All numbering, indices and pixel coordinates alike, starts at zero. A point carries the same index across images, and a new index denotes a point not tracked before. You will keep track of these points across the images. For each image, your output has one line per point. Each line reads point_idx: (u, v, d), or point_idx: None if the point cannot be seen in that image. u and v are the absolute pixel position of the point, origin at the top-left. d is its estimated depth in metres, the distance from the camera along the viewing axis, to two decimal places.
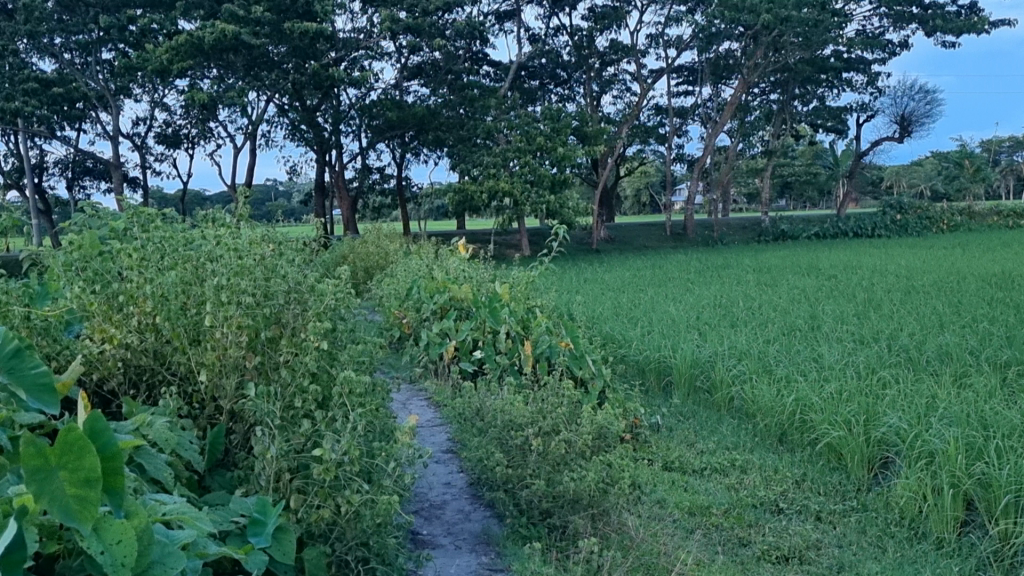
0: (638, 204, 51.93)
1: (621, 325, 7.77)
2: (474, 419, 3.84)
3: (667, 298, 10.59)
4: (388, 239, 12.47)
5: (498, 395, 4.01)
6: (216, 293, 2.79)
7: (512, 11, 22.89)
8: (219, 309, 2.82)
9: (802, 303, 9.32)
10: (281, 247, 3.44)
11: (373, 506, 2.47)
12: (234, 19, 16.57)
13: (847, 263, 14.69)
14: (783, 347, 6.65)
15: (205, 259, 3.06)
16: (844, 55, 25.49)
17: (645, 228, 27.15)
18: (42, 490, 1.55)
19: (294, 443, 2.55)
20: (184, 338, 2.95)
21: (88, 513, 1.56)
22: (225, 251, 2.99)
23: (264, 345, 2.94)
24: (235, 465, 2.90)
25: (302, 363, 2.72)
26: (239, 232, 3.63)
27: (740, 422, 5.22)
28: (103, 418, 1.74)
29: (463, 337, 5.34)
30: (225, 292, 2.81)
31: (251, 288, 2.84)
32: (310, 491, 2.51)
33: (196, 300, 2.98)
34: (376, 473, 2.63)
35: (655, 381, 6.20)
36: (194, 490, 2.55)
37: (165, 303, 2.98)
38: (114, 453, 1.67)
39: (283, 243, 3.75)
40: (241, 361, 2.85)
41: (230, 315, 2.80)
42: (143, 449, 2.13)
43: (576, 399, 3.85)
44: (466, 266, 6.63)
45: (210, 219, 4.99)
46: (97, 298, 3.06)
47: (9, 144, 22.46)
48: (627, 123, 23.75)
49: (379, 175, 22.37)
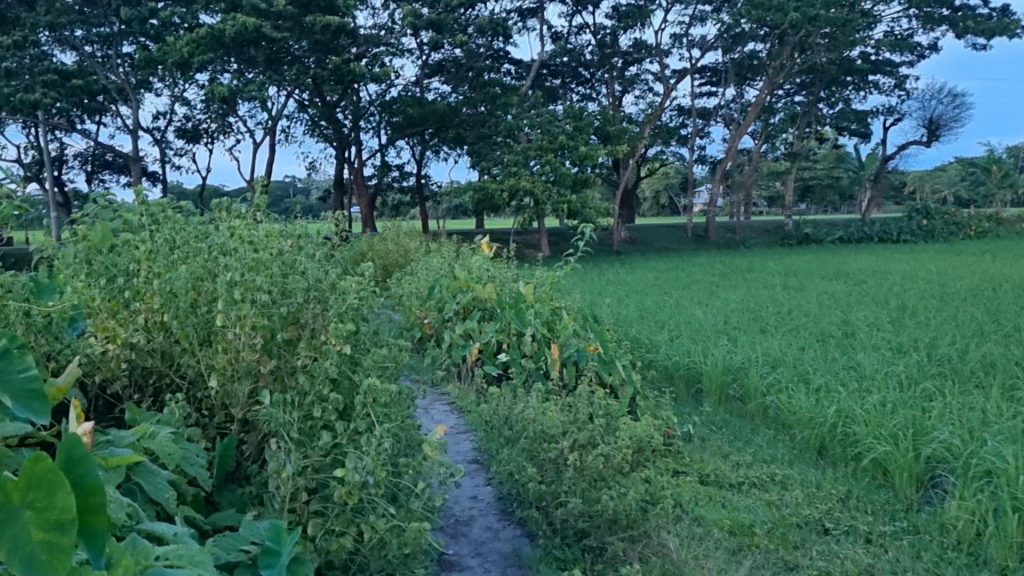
0: (657, 206, 51.61)
1: (647, 329, 7.54)
2: (502, 428, 3.63)
3: (692, 301, 10.37)
4: (407, 237, 12.33)
5: (526, 401, 3.77)
6: (230, 290, 2.58)
7: (536, 8, 22.66)
8: (232, 307, 2.61)
9: (832, 309, 9.08)
10: (300, 240, 3.24)
11: (399, 533, 2.27)
12: (255, 13, 16.47)
13: (876, 269, 14.38)
14: (819, 354, 6.41)
15: (219, 252, 2.85)
16: (871, 57, 25.15)
17: (666, 230, 26.87)
18: (6, 537, 1.36)
19: (312, 459, 2.34)
20: (194, 337, 2.75)
21: (59, 565, 1.35)
22: (241, 245, 2.78)
23: (280, 349, 2.71)
24: (246, 478, 2.71)
25: (323, 370, 2.51)
26: (257, 224, 3.44)
27: (777, 433, 4.98)
28: (85, 444, 1.53)
29: (487, 339, 5.11)
30: (240, 288, 2.60)
31: (268, 284, 2.63)
32: (329, 514, 2.32)
33: (207, 298, 2.78)
34: (401, 494, 2.43)
35: (685, 387, 5.98)
36: (200, 509, 2.34)
37: (172, 301, 2.79)
38: (94, 490, 1.47)
39: (302, 237, 3.55)
40: (256, 366, 2.65)
41: (245, 316, 2.59)
42: (141, 469, 1.93)
43: (611, 409, 3.64)
44: (488, 264, 6.44)
45: (227, 211, 4.83)
46: (103, 293, 2.88)
47: (30, 137, 22.51)
48: (650, 123, 23.48)
49: (398, 172, 22.25)
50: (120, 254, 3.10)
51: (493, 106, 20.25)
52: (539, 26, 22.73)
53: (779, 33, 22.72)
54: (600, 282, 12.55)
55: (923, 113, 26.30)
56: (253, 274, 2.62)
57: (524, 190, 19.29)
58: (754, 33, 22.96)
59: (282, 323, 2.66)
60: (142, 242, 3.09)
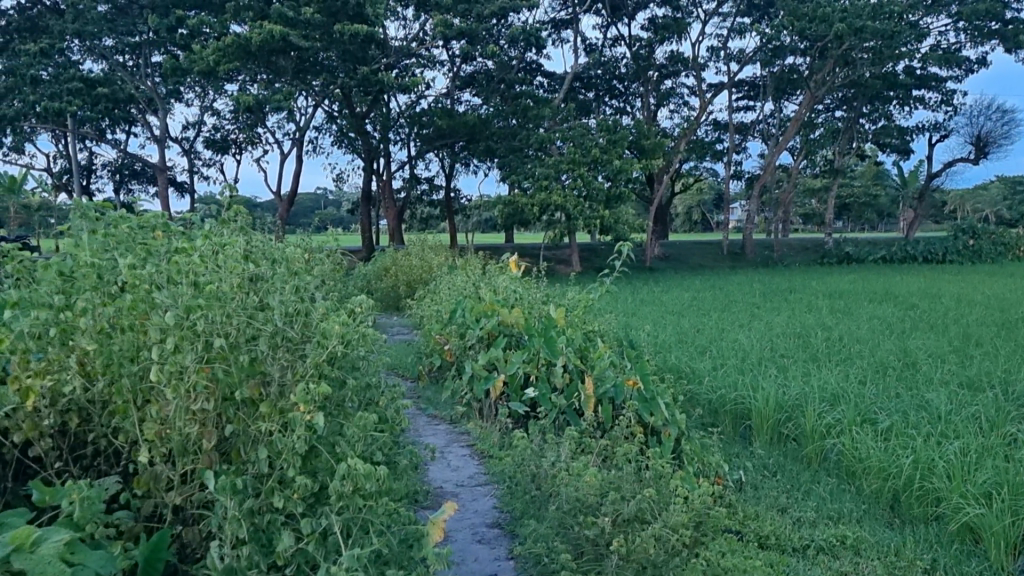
0: (689, 222, 50.72)
1: (686, 355, 7.00)
2: (533, 491, 3.26)
3: (734, 323, 9.79)
4: (434, 251, 11.85)
5: (560, 457, 3.37)
6: (166, 339, 2.32)
7: (570, 19, 22.21)
8: (170, 358, 2.35)
9: (886, 336, 8.47)
10: (276, 263, 2.99)
11: None
12: (284, 21, 16.17)
13: (927, 291, 13.66)
14: (880, 388, 5.82)
15: (161, 285, 2.60)
16: (915, 72, 24.39)
17: (701, 247, 26.22)
18: None
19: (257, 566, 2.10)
20: (129, 394, 2.50)
21: None
22: (185, 281, 2.51)
23: (239, 410, 2.42)
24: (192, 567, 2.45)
25: (289, 444, 2.28)
26: (230, 244, 3.15)
27: (839, 483, 4.42)
28: None
29: (514, 371, 4.54)
30: (176, 338, 2.35)
31: (221, 327, 2.37)
32: None
33: (145, 348, 2.55)
34: None
35: (731, 425, 5.41)
36: None
37: (109, 347, 2.59)
38: None
39: (282, 261, 3.20)
40: (202, 438, 2.38)
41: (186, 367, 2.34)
42: None
43: (661, 474, 3.20)
44: (515, 285, 5.92)
45: (228, 224, 4.42)
46: (28, 336, 2.68)
47: (60, 145, 22.46)
48: (685, 137, 22.90)
49: (427, 185, 21.88)
50: (57, 285, 2.88)
51: (525, 118, 19.81)
52: (573, 38, 22.27)
53: (821, 47, 22.10)
54: (635, 303, 12.00)
55: (970, 129, 25.46)
56: (205, 315, 2.37)
57: (555, 205, 18.78)
58: (794, 47, 22.35)
59: (241, 374, 2.39)
60: (84, 270, 2.85)
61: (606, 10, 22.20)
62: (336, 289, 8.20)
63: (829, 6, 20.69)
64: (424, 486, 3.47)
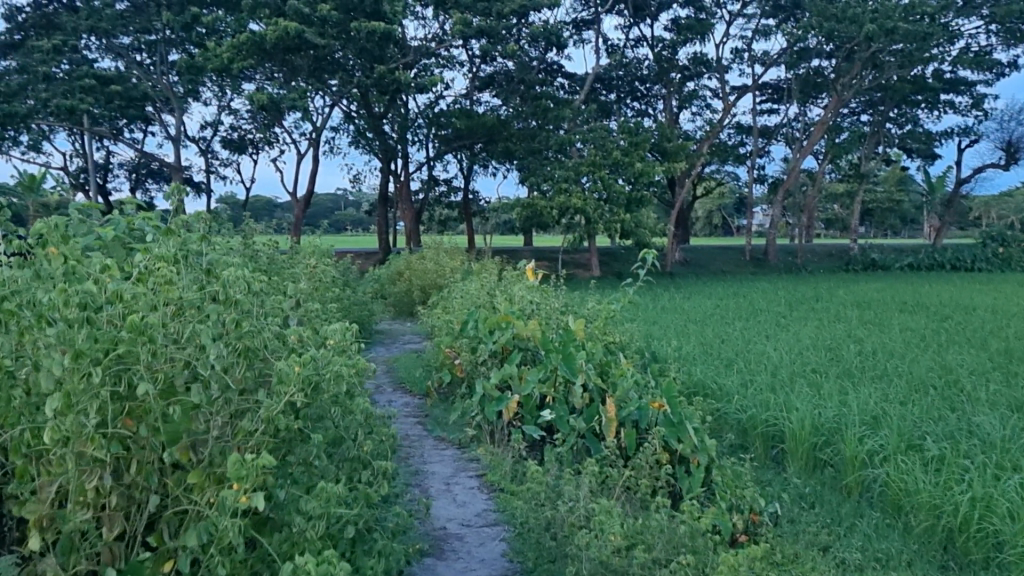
0: (710, 226, 50.07)
1: (710, 369, 6.64)
2: (548, 544, 2.94)
3: (760, 334, 9.39)
4: (449, 255, 11.52)
5: (581, 503, 3.05)
6: (59, 401, 2.24)
7: (592, 18, 21.84)
8: (64, 419, 2.27)
9: (921, 349, 8.06)
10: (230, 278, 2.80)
11: None
12: (300, 18, 15.93)
13: (960, 301, 13.16)
14: (923, 409, 5.42)
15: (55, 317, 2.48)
16: (945, 75, 23.84)
17: (723, 252, 25.73)
18: None
19: None
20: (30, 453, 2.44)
21: None
22: (79, 316, 2.37)
23: (160, 479, 2.46)
24: None
25: (223, 524, 2.30)
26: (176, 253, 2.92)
27: (885, 518, 4.04)
28: None
29: (529, 391, 4.15)
30: (70, 395, 2.27)
31: (143, 375, 2.34)
32: None
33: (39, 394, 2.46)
34: None
35: (761, 450, 5.03)
36: None
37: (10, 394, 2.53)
38: None
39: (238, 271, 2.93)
40: (103, 526, 2.44)
41: (105, 420, 2.34)
42: None
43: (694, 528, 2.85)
44: (532, 293, 5.57)
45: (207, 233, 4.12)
46: None
47: (77, 144, 22.38)
48: (708, 140, 22.49)
49: (445, 188, 21.61)
50: None
51: (545, 120, 19.46)
52: (595, 39, 21.91)
53: (848, 49, 21.64)
54: (656, 310, 11.61)
55: (1001, 134, 24.84)
56: (123, 363, 2.33)
57: (575, 208, 18.41)
58: (820, 49, 21.92)
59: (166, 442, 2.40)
60: None
61: (629, 10, 21.83)
62: (346, 294, 7.88)
63: (860, 6, 20.18)
64: (419, 525, 3.18)
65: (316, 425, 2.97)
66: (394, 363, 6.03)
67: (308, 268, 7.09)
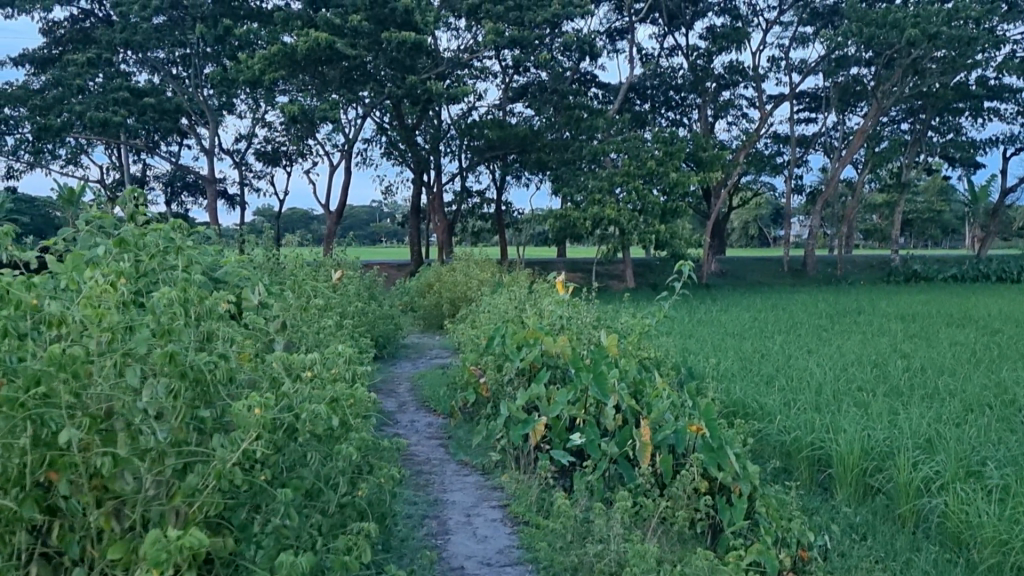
0: (746, 236, 49.50)
1: (750, 387, 6.30)
2: None
3: (801, 349, 9.06)
4: (480, 267, 11.31)
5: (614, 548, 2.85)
6: None
7: (626, 27, 21.58)
8: None
9: (972, 366, 7.69)
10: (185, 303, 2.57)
11: None
12: (331, 29, 15.90)
13: (1010, 314, 12.67)
14: (980, 430, 5.09)
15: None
16: (989, 82, 23.26)
17: (761, 263, 25.24)
18: None
19: None
20: None
21: None
22: None
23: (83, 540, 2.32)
24: None
25: None
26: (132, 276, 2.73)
27: (946, 552, 3.72)
28: None
29: (558, 413, 3.88)
30: None
31: (69, 421, 2.17)
32: None
33: None
34: None
35: (807, 474, 4.73)
36: None
37: None
38: None
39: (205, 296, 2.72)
40: None
41: (26, 474, 2.19)
42: None
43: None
44: (562, 308, 5.34)
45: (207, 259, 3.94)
46: None
47: (113, 157, 22.60)
48: (744, 150, 22.08)
49: (478, 199, 21.46)
50: None
51: (577, 130, 19.21)
52: (628, 48, 21.66)
53: (889, 56, 21.17)
54: (692, 323, 11.30)
55: None
56: (48, 407, 2.17)
57: (609, 219, 18.10)
58: (859, 57, 21.48)
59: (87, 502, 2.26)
60: None
61: (663, 18, 21.54)
62: (372, 306, 7.70)
63: (901, 11, 19.72)
64: (430, 567, 2.90)
65: (292, 475, 2.72)
66: (419, 381, 5.79)
67: (331, 282, 6.89)
